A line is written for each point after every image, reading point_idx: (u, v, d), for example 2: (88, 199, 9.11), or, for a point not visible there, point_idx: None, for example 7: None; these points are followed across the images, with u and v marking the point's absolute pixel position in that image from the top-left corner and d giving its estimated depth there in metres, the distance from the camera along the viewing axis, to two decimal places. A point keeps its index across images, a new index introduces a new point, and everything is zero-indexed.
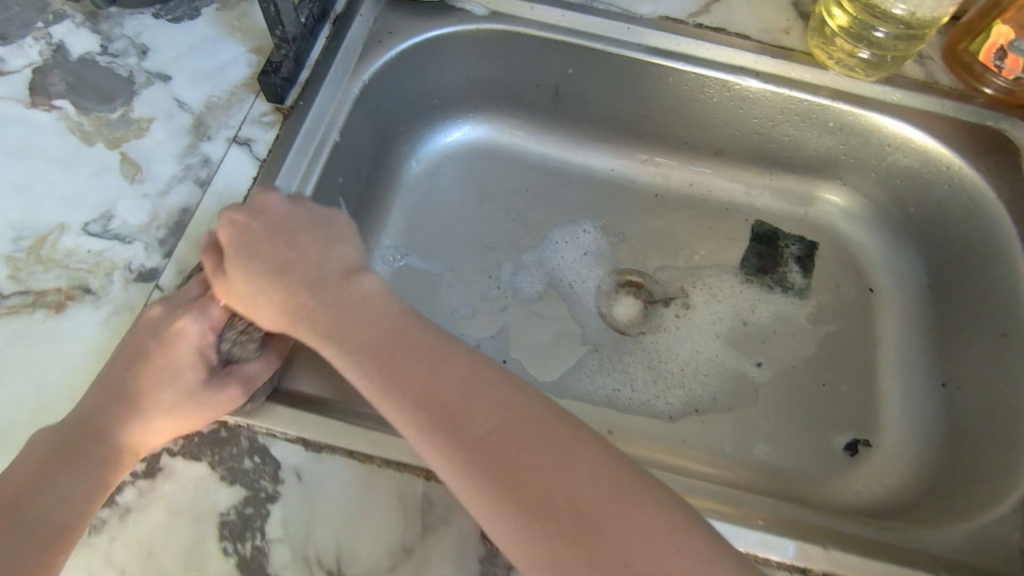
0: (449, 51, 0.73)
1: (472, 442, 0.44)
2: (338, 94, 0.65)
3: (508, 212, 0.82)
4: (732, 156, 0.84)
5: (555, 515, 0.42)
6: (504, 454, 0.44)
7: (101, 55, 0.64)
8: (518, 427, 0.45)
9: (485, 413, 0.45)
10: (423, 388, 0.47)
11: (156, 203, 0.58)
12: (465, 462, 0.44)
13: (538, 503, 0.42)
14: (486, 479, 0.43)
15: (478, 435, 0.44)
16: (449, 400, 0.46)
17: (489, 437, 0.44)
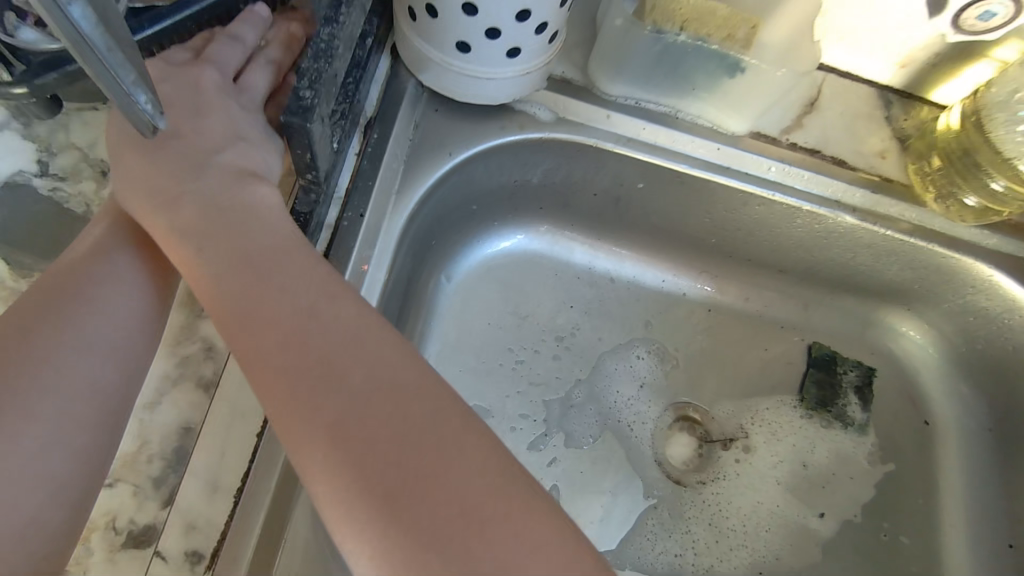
0: (505, 159, 0.63)
1: (276, 318, 0.39)
2: (385, 209, 0.55)
3: (557, 330, 0.73)
4: (798, 276, 0.77)
5: (332, 388, 0.36)
6: (307, 329, 0.38)
7: (39, 177, 0.49)
8: (333, 312, 0.39)
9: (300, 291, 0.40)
10: (225, 277, 0.41)
11: (144, 419, 0.45)
12: (258, 341, 0.38)
13: (326, 379, 0.37)
14: (280, 349, 0.38)
15: (285, 313, 0.39)
16: (255, 290, 0.40)
17: (298, 312, 0.39)
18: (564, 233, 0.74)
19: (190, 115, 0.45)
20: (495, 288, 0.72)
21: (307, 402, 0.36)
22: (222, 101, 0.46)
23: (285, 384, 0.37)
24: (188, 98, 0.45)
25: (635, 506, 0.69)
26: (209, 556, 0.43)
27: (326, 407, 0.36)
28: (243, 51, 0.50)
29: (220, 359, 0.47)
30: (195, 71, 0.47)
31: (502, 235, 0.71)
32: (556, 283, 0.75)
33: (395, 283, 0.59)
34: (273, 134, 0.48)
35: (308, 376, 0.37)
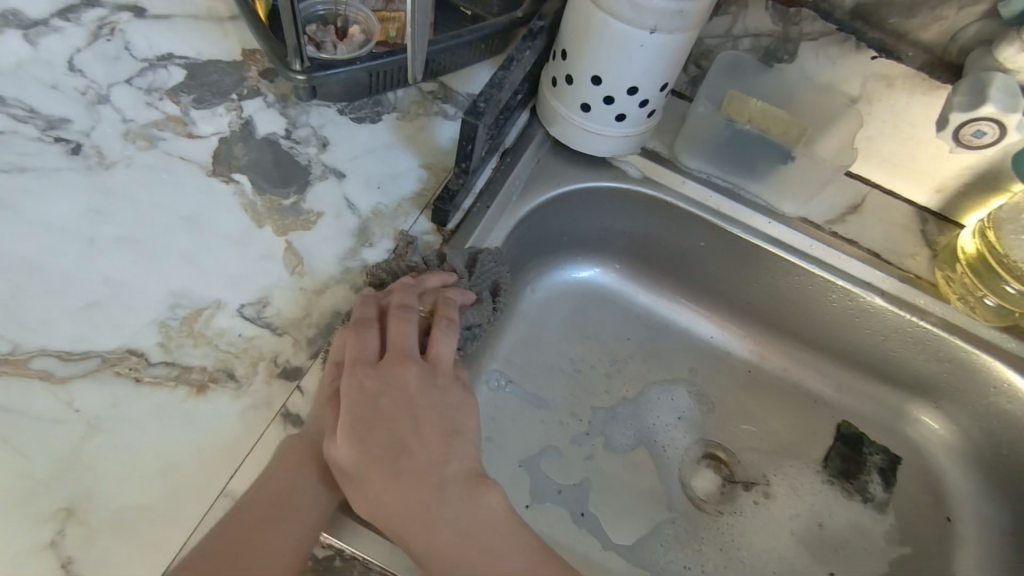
0: (599, 202, 0.82)
1: (437, 497, 0.50)
2: (505, 209, 0.75)
3: (613, 356, 0.87)
4: (831, 355, 0.88)
5: (472, 547, 0.49)
6: (450, 502, 0.51)
7: (285, 138, 0.73)
8: (455, 490, 0.51)
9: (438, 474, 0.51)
10: (402, 467, 0.51)
11: (312, 299, 0.62)
12: (420, 513, 0.50)
13: (469, 552, 0.49)
14: (444, 523, 0.50)
15: (445, 495, 0.51)
16: (384, 445, 0.52)
17: (438, 488, 0.51)
18: (633, 277, 0.91)
19: (391, 407, 0.53)
20: (570, 311, 0.88)
21: (458, 552, 0.49)
22: (411, 372, 0.55)
23: (442, 547, 0.49)
24: (376, 414, 0.53)
25: (655, 516, 0.77)
26: None
27: (470, 560, 0.49)
28: (409, 289, 0.60)
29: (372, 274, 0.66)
30: (378, 372, 0.55)
31: (583, 267, 0.89)
32: (619, 317, 0.90)
33: (496, 269, 0.76)
34: (456, 383, 0.58)
35: (462, 546, 0.49)
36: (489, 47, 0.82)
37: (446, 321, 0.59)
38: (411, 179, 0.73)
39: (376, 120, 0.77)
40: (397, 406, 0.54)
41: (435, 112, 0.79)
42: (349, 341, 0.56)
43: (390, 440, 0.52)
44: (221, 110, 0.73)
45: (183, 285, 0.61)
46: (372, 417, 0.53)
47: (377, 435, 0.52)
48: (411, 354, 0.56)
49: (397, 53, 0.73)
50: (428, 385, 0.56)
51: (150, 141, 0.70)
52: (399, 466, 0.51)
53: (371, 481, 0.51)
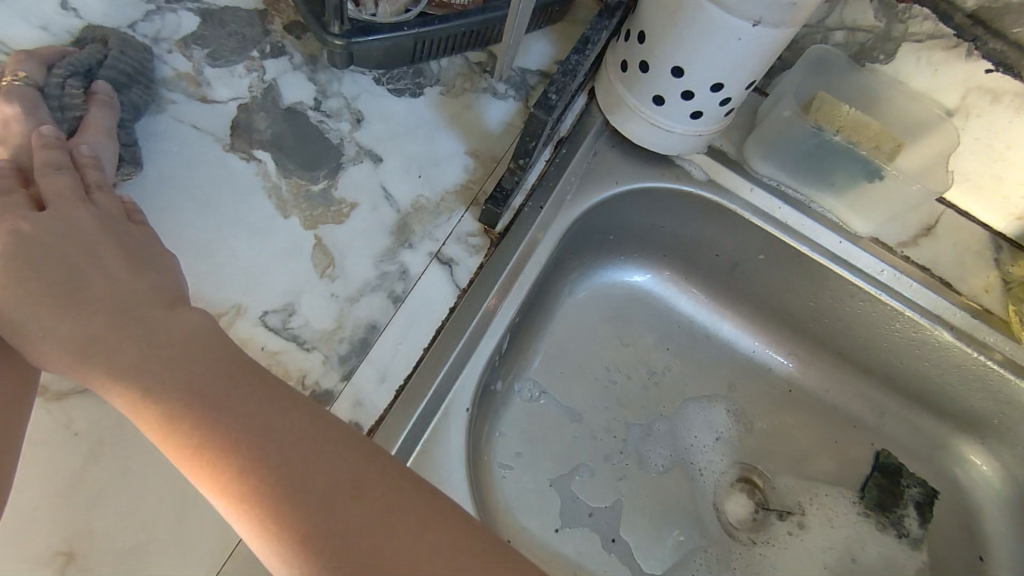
0: (655, 203, 0.74)
1: (271, 463, 0.39)
2: (558, 210, 0.67)
3: (649, 367, 0.81)
4: (879, 381, 0.83)
5: (322, 516, 0.37)
6: (296, 461, 0.39)
7: (314, 110, 0.63)
8: (299, 430, 0.41)
9: (280, 435, 0.40)
10: (213, 435, 0.39)
11: (344, 308, 0.54)
12: (254, 480, 0.38)
13: (319, 526, 0.37)
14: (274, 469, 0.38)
15: (287, 458, 0.39)
16: (189, 408, 0.40)
17: (277, 450, 0.39)
18: (678, 281, 0.83)
19: (182, 354, 0.42)
20: (606, 315, 0.81)
21: (300, 522, 0.37)
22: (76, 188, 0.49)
23: (283, 518, 0.37)
24: (157, 344, 0.42)
25: (687, 543, 0.74)
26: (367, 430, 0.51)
27: (318, 532, 0.37)
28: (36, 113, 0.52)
29: (410, 281, 0.57)
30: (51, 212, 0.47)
31: (625, 269, 0.81)
32: (658, 325, 0.83)
33: (542, 275, 0.69)
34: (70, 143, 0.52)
35: (303, 514, 0.37)
36: (546, 14, 0.72)
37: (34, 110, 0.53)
38: (456, 167, 0.64)
39: (417, 93, 0.67)
40: (192, 363, 0.42)
41: (484, 88, 0.69)
42: (57, 192, 0.48)
43: (132, 351, 0.42)
44: (240, 70, 0.63)
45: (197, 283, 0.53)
46: (184, 378, 0.41)
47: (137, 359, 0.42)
48: (96, 192, 0.50)
49: (451, 19, 0.64)
50: (139, 267, 0.47)
51: (156, 103, 0.60)
52: (211, 431, 0.39)
53: (168, 448, 0.40)
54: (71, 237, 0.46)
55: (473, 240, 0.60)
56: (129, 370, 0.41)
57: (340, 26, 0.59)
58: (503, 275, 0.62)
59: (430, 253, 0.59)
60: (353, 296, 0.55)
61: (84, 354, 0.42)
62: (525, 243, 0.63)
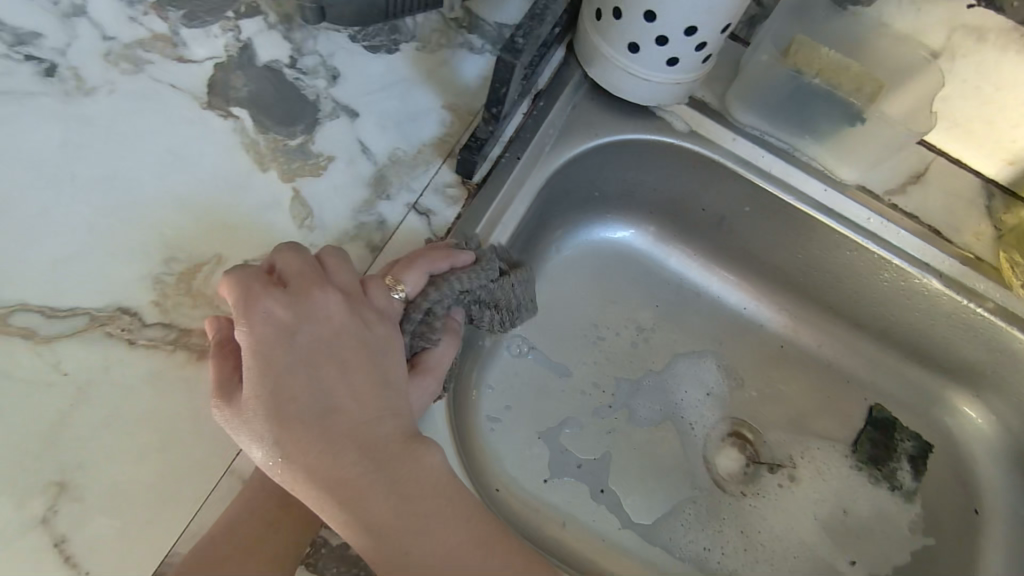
0: (637, 157, 0.74)
1: (402, 547, 0.41)
2: (537, 161, 0.66)
3: (639, 325, 0.81)
4: (871, 334, 0.82)
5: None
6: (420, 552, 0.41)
7: (289, 67, 0.64)
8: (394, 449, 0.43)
9: (413, 511, 0.42)
10: (333, 445, 0.42)
11: None
12: (391, 554, 0.41)
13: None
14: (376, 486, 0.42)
15: (414, 541, 0.41)
16: (312, 416, 0.42)
17: (409, 528, 0.41)
18: (667, 237, 0.83)
19: (316, 355, 0.44)
20: (597, 273, 0.81)
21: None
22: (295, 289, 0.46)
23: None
24: (342, 406, 0.43)
25: (676, 495, 0.74)
26: None
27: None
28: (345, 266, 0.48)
29: (388, 231, 0.58)
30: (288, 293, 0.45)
31: (611, 227, 0.81)
32: (647, 283, 0.83)
33: (524, 229, 0.70)
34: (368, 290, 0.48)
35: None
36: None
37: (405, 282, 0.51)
38: (433, 121, 0.64)
39: (392, 50, 0.67)
40: (357, 417, 0.43)
41: (460, 43, 0.69)
42: (300, 280, 0.46)
43: (335, 403, 0.43)
44: (215, 29, 0.63)
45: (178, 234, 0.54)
46: (314, 373, 0.43)
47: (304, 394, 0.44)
48: (330, 282, 0.47)
49: None
50: (365, 354, 0.45)
51: (135, 63, 0.61)
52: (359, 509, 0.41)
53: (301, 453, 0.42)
54: (290, 326, 0.44)
55: (449, 190, 0.61)
56: (320, 408, 0.42)
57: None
58: (480, 226, 0.62)
59: (407, 204, 0.60)
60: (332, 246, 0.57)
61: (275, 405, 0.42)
62: (504, 193, 0.64)
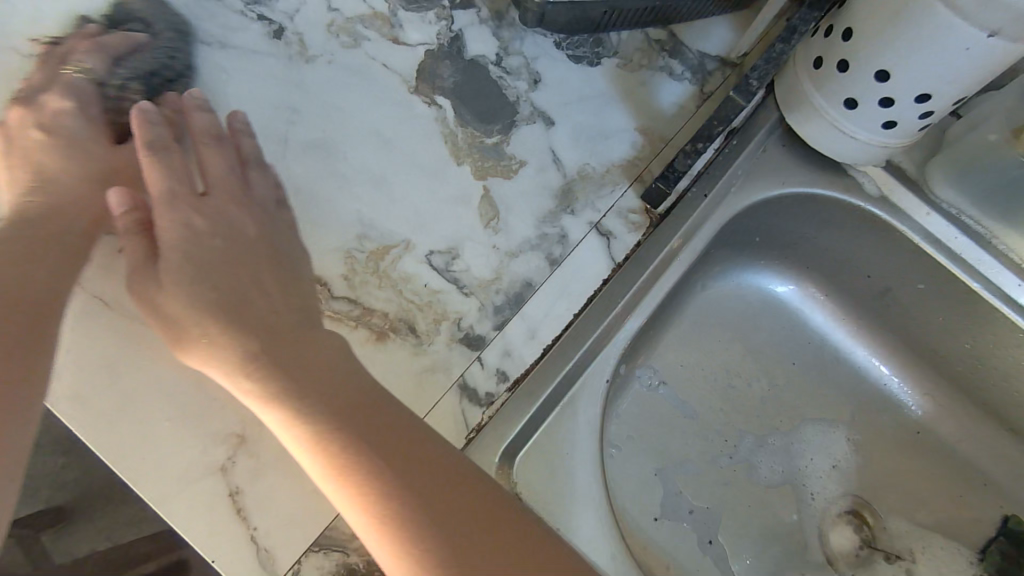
0: (815, 212, 0.70)
1: (393, 470, 0.42)
2: (720, 200, 0.65)
3: (772, 379, 0.78)
4: (1023, 441, 0.76)
5: (434, 499, 0.41)
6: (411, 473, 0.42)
7: (495, 65, 0.63)
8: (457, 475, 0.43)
9: (391, 440, 0.43)
10: (387, 464, 0.42)
11: (504, 262, 0.55)
12: (377, 483, 0.41)
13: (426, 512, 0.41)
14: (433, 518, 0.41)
15: (401, 458, 0.42)
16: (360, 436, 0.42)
17: (394, 453, 0.42)
18: (820, 294, 0.79)
19: (353, 381, 0.45)
20: (739, 316, 0.78)
21: (418, 508, 0.41)
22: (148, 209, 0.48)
23: (394, 503, 0.41)
24: (391, 430, 0.43)
25: (785, 562, 0.71)
26: (511, 379, 0.53)
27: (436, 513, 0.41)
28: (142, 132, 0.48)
29: (569, 247, 0.57)
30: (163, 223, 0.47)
31: (764, 275, 0.78)
32: (789, 339, 0.80)
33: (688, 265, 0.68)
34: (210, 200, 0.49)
35: (412, 508, 0.41)
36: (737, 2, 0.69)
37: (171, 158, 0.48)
38: (626, 142, 0.63)
39: (595, 63, 0.66)
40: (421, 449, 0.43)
41: (661, 66, 0.68)
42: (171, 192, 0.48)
43: (377, 424, 0.43)
44: (430, 16, 0.64)
45: (372, 213, 0.55)
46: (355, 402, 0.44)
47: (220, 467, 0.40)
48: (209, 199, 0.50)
49: None
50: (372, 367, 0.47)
51: (353, 38, 0.62)
52: (339, 447, 0.42)
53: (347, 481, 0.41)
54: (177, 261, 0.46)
55: (633, 218, 0.59)
56: (370, 438, 0.42)
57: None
58: (659, 257, 0.60)
59: (591, 223, 0.58)
60: (514, 252, 0.56)
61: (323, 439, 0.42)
62: (685, 227, 0.62)
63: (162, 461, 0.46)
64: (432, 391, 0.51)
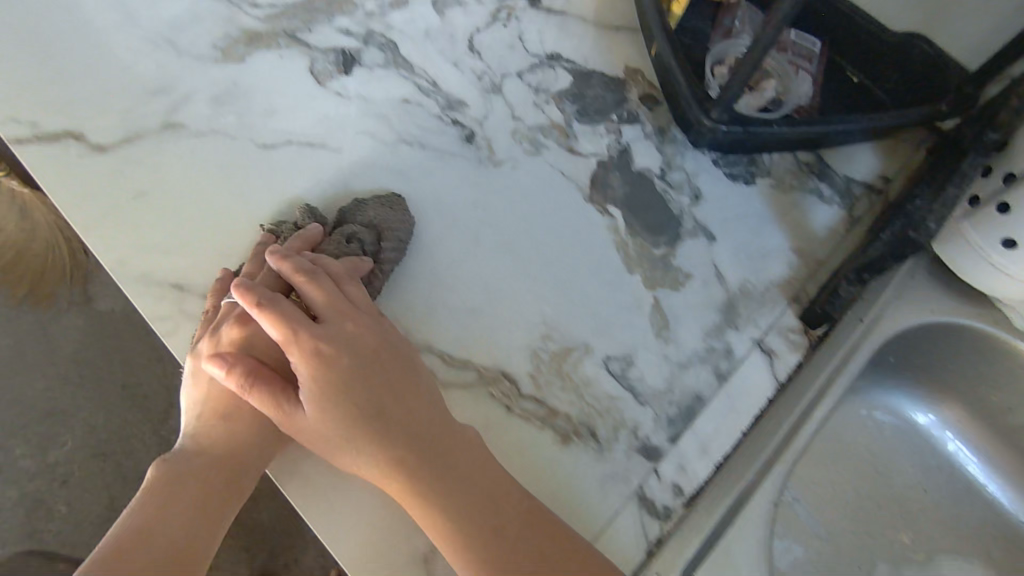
0: (960, 343, 0.72)
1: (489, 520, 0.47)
2: (878, 327, 0.66)
3: (902, 503, 0.77)
4: None
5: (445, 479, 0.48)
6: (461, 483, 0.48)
7: (660, 179, 0.68)
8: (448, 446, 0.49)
9: (427, 432, 0.49)
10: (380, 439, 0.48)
11: (675, 373, 0.59)
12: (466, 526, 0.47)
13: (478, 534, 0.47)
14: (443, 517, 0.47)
15: (442, 457, 0.48)
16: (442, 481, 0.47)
17: (364, 385, 0.49)
18: (956, 421, 0.79)
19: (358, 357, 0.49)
20: (870, 437, 0.78)
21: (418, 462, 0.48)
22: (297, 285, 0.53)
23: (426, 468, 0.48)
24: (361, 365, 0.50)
25: None
26: (686, 493, 0.54)
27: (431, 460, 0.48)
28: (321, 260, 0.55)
29: (735, 362, 0.60)
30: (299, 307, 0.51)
31: (898, 398, 0.79)
32: (919, 462, 0.79)
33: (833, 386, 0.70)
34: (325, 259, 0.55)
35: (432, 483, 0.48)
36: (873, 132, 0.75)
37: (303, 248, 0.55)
38: (782, 260, 0.66)
39: (749, 181, 0.70)
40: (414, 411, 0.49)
41: (811, 188, 0.71)
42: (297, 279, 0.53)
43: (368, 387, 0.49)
44: (601, 129, 0.70)
45: (556, 315, 0.59)
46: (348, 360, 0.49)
47: (230, 475, 0.49)
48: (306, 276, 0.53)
49: (816, 124, 0.65)
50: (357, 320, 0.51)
51: (535, 146, 0.67)
52: (368, 419, 0.48)
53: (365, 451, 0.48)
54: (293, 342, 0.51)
55: (794, 337, 0.63)
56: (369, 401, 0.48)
57: (705, 110, 0.66)
58: (822, 379, 0.61)
59: (754, 339, 0.62)
60: (684, 363, 0.59)
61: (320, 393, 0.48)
62: (848, 351, 0.63)
63: (256, 436, 0.50)
64: (612, 498, 0.53)
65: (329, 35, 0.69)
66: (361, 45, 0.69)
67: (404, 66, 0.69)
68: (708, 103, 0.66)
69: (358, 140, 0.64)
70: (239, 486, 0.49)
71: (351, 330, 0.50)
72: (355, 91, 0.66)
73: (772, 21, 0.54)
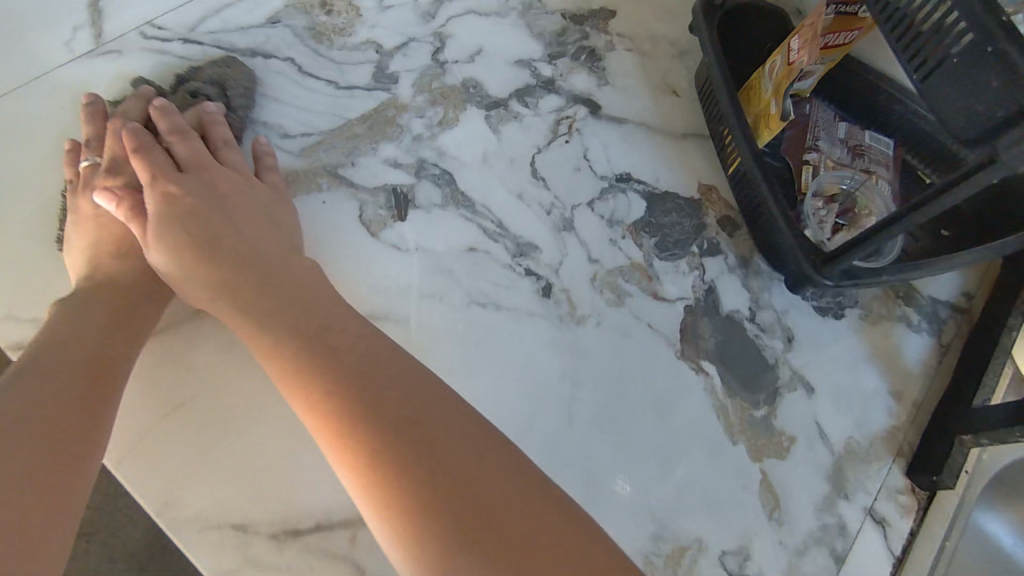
0: None
1: (426, 453, 0.40)
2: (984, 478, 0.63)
3: None
4: None
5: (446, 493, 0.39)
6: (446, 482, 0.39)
7: (750, 322, 0.63)
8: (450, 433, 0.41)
9: (398, 390, 0.43)
10: (399, 442, 0.40)
11: (793, 561, 0.55)
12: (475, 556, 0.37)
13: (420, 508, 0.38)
14: (410, 458, 0.40)
15: (440, 454, 0.40)
16: (392, 432, 0.41)
17: (344, 369, 0.44)
18: None
19: (367, 363, 0.44)
20: None
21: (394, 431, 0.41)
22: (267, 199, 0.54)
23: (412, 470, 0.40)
24: (357, 362, 0.44)
25: None
26: None
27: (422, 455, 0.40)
28: (224, 125, 0.57)
29: (849, 538, 0.57)
30: (184, 169, 0.53)
31: None
32: None
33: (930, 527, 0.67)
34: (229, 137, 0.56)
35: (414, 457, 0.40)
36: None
37: (212, 123, 0.56)
38: (882, 408, 0.63)
39: (840, 314, 0.65)
40: (415, 406, 0.42)
41: (899, 316, 0.68)
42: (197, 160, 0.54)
43: (392, 391, 0.43)
44: (684, 266, 0.64)
45: (664, 507, 0.54)
46: (340, 347, 0.45)
47: (59, 386, 0.45)
48: (201, 149, 0.55)
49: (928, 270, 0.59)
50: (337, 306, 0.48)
51: (618, 294, 0.60)
52: (311, 353, 0.45)
53: (352, 456, 0.41)
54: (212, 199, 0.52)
55: (901, 499, 0.60)
56: (388, 415, 0.41)
57: (816, 261, 0.58)
58: (936, 545, 0.58)
59: (865, 508, 0.58)
60: (801, 548, 0.55)
61: (325, 404, 0.43)
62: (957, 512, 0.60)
63: (99, 334, 0.48)
64: None
65: (375, 170, 0.59)
66: (413, 180, 0.60)
67: (465, 204, 0.60)
68: (820, 253, 0.58)
69: (425, 305, 0.56)
70: (98, 377, 0.47)
71: (258, 236, 0.51)
72: (414, 241, 0.57)
73: (930, 210, 0.47)
